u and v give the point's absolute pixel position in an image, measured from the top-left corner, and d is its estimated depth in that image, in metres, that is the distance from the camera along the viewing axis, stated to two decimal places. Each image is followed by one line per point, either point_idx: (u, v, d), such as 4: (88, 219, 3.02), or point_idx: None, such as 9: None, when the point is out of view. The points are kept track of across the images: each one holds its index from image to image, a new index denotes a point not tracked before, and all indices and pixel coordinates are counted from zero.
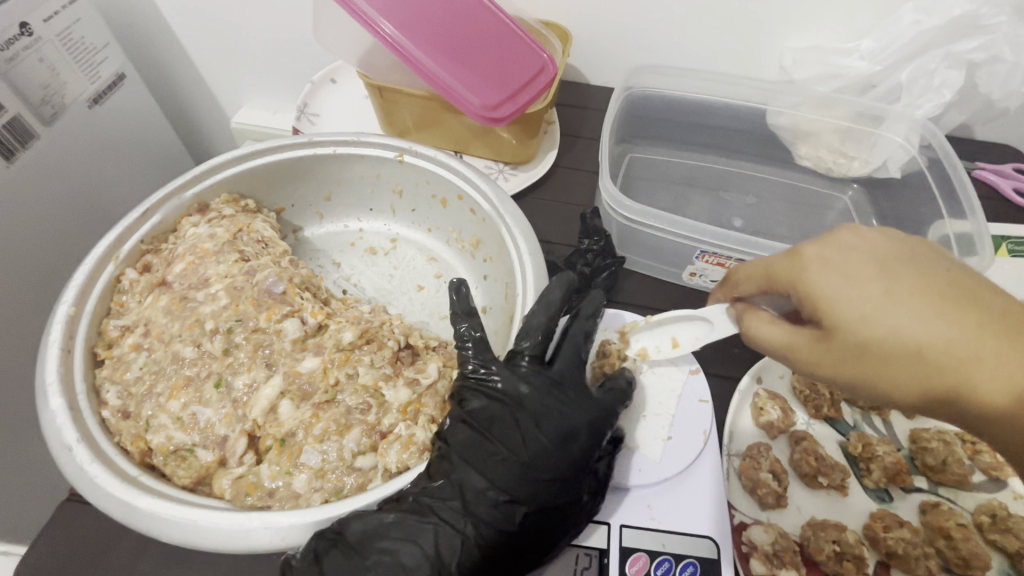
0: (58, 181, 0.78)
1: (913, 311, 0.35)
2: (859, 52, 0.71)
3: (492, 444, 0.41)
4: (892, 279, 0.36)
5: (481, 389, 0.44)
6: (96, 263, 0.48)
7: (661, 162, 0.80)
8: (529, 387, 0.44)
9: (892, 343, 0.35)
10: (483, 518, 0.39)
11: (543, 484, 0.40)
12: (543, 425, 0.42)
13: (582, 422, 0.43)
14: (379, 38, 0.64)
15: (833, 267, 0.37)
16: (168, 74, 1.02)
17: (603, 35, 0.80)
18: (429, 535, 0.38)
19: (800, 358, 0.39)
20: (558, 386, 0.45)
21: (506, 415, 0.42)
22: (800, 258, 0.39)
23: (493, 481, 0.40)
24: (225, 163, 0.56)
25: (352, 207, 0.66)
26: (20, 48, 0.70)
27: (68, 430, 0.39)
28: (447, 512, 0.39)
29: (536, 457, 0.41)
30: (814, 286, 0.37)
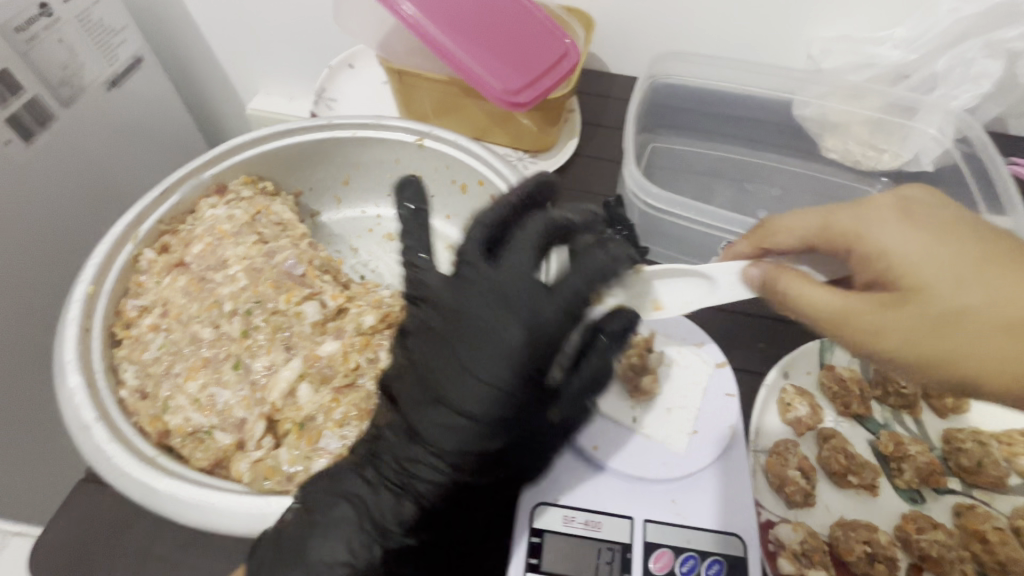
0: (73, 164, 0.77)
1: (1000, 276, 0.35)
2: (892, 40, 0.69)
3: (433, 388, 0.39)
4: (981, 250, 0.37)
5: (422, 324, 0.41)
6: (114, 242, 0.47)
7: (683, 152, 0.78)
8: (466, 304, 0.39)
9: (982, 313, 0.35)
10: (427, 478, 0.40)
11: (481, 426, 0.38)
12: (472, 350, 0.38)
13: (517, 339, 0.37)
14: (400, 19, 0.63)
15: (919, 226, 0.38)
16: (186, 60, 1.02)
17: (626, 21, 0.78)
18: (377, 493, 0.40)
19: (857, 319, 0.38)
20: (496, 297, 0.39)
21: (440, 347, 0.39)
22: (876, 215, 0.40)
23: (436, 436, 0.39)
24: (243, 145, 0.56)
25: (371, 192, 0.64)
26: (40, 29, 0.70)
27: (87, 408, 0.39)
28: (397, 471, 0.40)
29: (472, 397, 0.38)
30: (892, 244, 0.38)
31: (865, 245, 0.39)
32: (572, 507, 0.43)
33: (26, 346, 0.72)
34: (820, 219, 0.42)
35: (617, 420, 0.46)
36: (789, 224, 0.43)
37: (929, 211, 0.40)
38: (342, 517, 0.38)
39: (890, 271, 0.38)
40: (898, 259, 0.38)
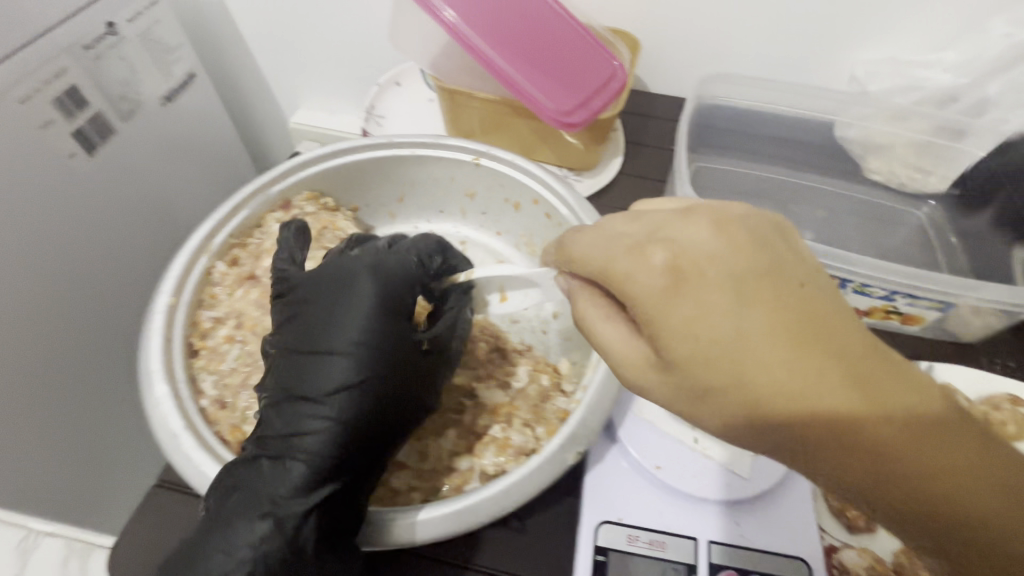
0: (129, 177, 0.80)
1: (766, 352, 0.28)
2: (942, 64, 0.69)
3: (303, 345, 0.41)
4: (748, 307, 0.28)
5: (289, 307, 0.44)
6: (190, 255, 0.49)
7: (727, 173, 0.79)
8: (325, 273, 0.44)
9: (741, 392, 0.28)
10: (312, 429, 0.38)
11: (349, 359, 0.40)
12: (314, 327, 0.42)
13: (366, 280, 0.43)
14: (440, 23, 0.64)
15: (683, 290, 0.29)
16: (234, 76, 1.05)
17: (670, 42, 0.79)
18: (263, 465, 0.38)
19: (638, 365, 0.33)
20: (345, 266, 0.44)
21: (308, 311, 0.43)
22: (646, 269, 0.30)
23: (319, 383, 0.39)
24: (308, 162, 0.57)
25: (424, 209, 0.66)
26: (105, 47, 0.72)
27: (174, 417, 0.40)
28: (277, 444, 0.39)
29: (342, 334, 0.41)
30: (652, 303, 0.30)
31: (629, 298, 0.31)
32: (636, 526, 0.43)
33: (81, 351, 0.75)
34: (604, 259, 0.33)
35: (680, 441, 0.47)
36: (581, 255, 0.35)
37: (709, 265, 0.29)
38: (234, 508, 0.37)
39: (649, 332, 0.31)
40: (663, 325, 0.30)
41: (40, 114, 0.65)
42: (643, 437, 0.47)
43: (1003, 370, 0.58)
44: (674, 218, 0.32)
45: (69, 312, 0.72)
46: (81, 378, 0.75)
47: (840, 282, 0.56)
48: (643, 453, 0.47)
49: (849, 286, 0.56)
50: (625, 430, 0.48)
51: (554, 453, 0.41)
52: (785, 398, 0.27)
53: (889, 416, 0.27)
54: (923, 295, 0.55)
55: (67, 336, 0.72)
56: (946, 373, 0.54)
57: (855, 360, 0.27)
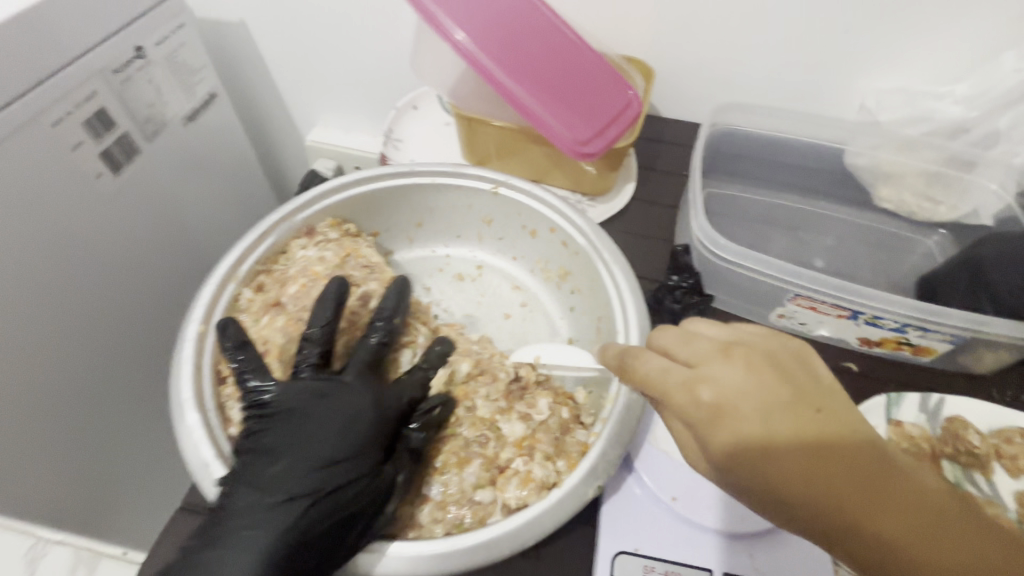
0: (151, 196, 0.81)
1: (807, 470, 0.29)
2: (953, 96, 0.71)
3: (285, 454, 0.44)
4: (796, 436, 0.30)
5: (272, 415, 0.46)
6: (219, 282, 0.50)
7: (738, 199, 0.80)
8: (317, 385, 0.48)
9: (801, 511, 0.30)
10: (287, 530, 0.41)
11: (340, 472, 0.44)
12: (311, 433, 0.45)
13: (365, 405, 0.48)
14: (450, 44, 0.66)
15: (734, 426, 0.30)
16: (253, 96, 1.08)
17: (684, 70, 0.81)
18: (227, 553, 0.39)
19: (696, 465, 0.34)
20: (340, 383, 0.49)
21: (295, 421, 0.46)
22: (695, 402, 0.32)
23: (301, 488, 0.43)
24: (331, 189, 0.59)
25: (442, 234, 0.67)
26: (133, 70, 0.74)
27: (205, 447, 0.42)
28: (237, 540, 0.40)
29: (329, 450, 0.45)
30: (705, 427, 0.31)
31: (684, 419, 0.32)
32: (652, 557, 0.44)
33: (103, 369, 0.76)
34: (658, 378, 0.34)
35: (695, 472, 0.48)
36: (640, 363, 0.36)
37: (752, 402, 0.30)
38: None
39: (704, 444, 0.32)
40: (715, 441, 0.31)
41: (71, 137, 0.67)
42: (659, 468, 0.48)
43: (1015, 404, 0.58)
44: (714, 351, 0.33)
45: (93, 331, 0.73)
46: (105, 394, 0.77)
47: (853, 314, 0.57)
48: (658, 484, 0.47)
49: (861, 318, 0.57)
50: (641, 461, 0.49)
51: (574, 486, 0.42)
52: (825, 508, 0.29)
53: (912, 526, 0.29)
54: (936, 328, 0.55)
55: (92, 353, 0.73)
56: (957, 406, 0.55)
57: (885, 476, 0.29)
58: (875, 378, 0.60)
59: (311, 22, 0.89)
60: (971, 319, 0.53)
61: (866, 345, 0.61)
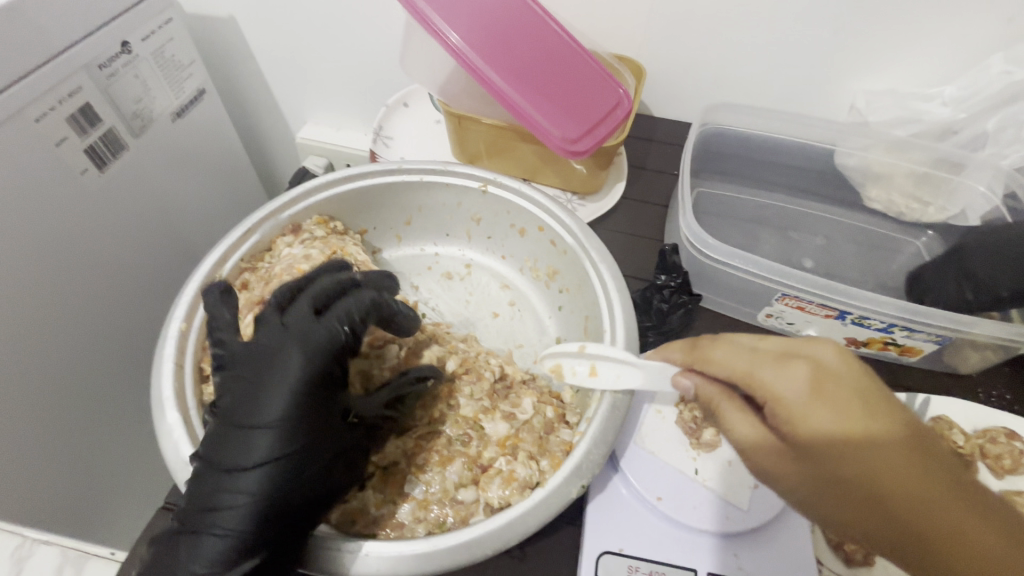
0: (139, 193, 0.81)
1: (875, 441, 0.34)
2: (942, 98, 0.72)
3: (224, 424, 0.40)
4: (874, 416, 0.35)
5: (221, 381, 0.43)
6: (203, 279, 0.50)
7: (729, 199, 0.80)
8: (258, 341, 0.43)
9: (868, 485, 0.34)
10: (228, 507, 0.38)
11: (276, 434, 0.39)
12: (259, 390, 0.41)
13: (293, 358, 0.42)
14: (445, 47, 0.65)
15: (825, 399, 0.35)
16: (243, 92, 1.07)
17: (675, 69, 0.81)
18: (200, 534, 0.38)
19: (764, 455, 0.38)
20: (275, 333, 0.43)
21: (235, 386, 0.42)
22: (793, 379, 0.36)
23: (237, 459, 0.39)
24: (317, 187, 0.59)
25: (430, 231, 0.67)
26: (119, 65, 0.73)
27: (185, 446, 0.41)
28: (199, 518, 0.38)
29: (262, 414, 0.40)
30: (796, 401, 0.36)
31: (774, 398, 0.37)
32: (637, 557, 0.44)
33: (89, 367, 0.75)
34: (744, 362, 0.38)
35: (680, 471, 0.48)
36: (724, 352, 0.40)
37: (844, 381, 0.36)
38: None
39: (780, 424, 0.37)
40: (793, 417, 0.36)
41: (56, 132, 0.66)
42: (645, 468, 0.48)
43: (1001, 403, 0.58)
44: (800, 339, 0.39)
45: (78, 328, 0.72)
46: (92, 393, 0.76)
47: (839, 314, 0.57)
48: (643, 484, 0.47)
49: (848, 318, 0.57)
50: (627, 460, 0.49)
51: (557, 486, 0.42)
52: (881, 479, 0.34)
53: (959, 507, 0.34)
54: (921, 329, 0.55)
55: (77, 351, 0.73)
56: (942, 405, 0.55)
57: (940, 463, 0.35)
58: None
59: (301, 18, 0.89)
60: (956, 320, 0.54)
61: (853, 345, 0.61)
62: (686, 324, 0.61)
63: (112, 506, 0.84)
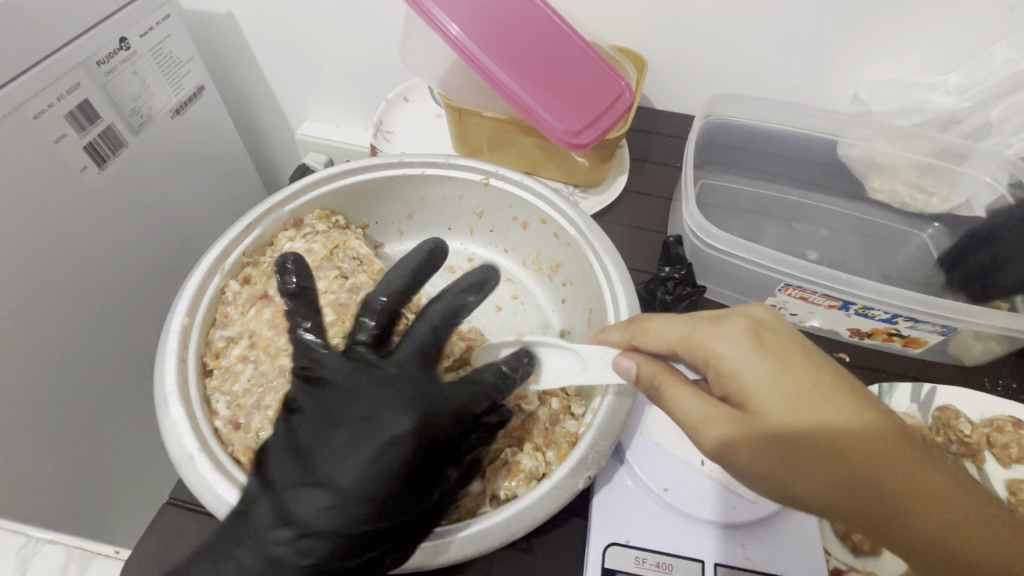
0: (139, 190, 0.80)
1: (846, 416, 0.36)
2: (945, 86, 0.71)
3: (302, 472, 0.38)
4: (816, 373, 0.37)
5: (312, 393, 0.42)
6: (205, 274, 0.50)
7: (731, 190, 0.79)
8: (366, 383, 0.41)
9: (833, 447, 0.35)
10: (313, 511, 0.36)
11: (369, 448, 0.38)
12: (365, 406, 0.40)
13: (407, 424, 0.39)
14: (446, 39, 0.65)
15: (760, 353, 0.37)
16: (243, 89, 1.06)
17: (677, 61, 0.80)
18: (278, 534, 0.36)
19: (716, 431, 0.38)
20: (390, 382, 0.41)
21: (329, 405, 0.41)
22: (728, 337, 0.38)
23: (297, 511, 0.36)
24: (319, 181, 0.58)
25: (432, 225, 0.67)
26: (118, 61, 0.73)
27: (190, 440, 0.40)
28: (264, 519, 0.37)
29: (352, 454, 0.38)
30: (740, 363, 0.37)
31: (719, 361, 0.38)
32: (644, 548, 0.44)
33: (92, 365, 0.75)
34: (684, 331, 0.40)
35: (687, 462, 0.48)
36: (660, 325, 0.42)
37: (772, 337, 0.38)
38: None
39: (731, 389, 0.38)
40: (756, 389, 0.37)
41: (55, 129, 0.65)
42: (651, 459, 0.48)
43: (1007, 393, 0.58)
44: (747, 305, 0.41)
45: (80, 325, 0.72)
46: (95, 390, 0.76)
47: (843, 305, 0.57)
48: (650, 475, 0.47)
49: (852, 308, 0.57)
50: (633, 451, 0.49)
51: (564, 477, 0.42)
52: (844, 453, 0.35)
53: (910, 462, 0.36)
54: (925, 320, 0.55)
55: (79, 348, 0.72)
56: (948, 395, 0.55)
57: (897, 427, 0.37)
58: (868, 370, 0.60)
59: (300, 14, 0.88)
60: (963, 312, 0.53)
61: (857, 336, 0.61)
62: None
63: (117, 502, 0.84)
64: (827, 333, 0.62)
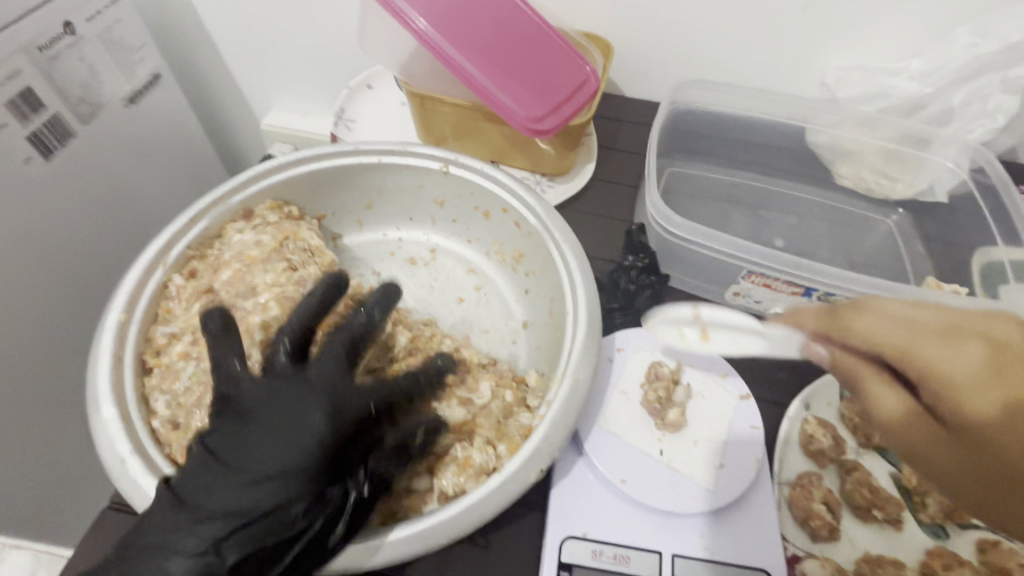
0: (93, 182, 0.77)
1: None
2: (909, 71, 0.70)
3: (207, 477, 0.38)
4: None
5: (219, 409, 0.41)
6: (145, 268, 0.48)
7: (698, 178, 0.78)
8: (276, 380, 0.42)
9: None
10: (221, 516, 0.37)
11: (285, 453, 0.39)
12: (276, 420, 0.40)
13: (318, 412, 0.40)
14: (412, 32, 0.63)
15: (1007, 383, 0.33)
16: (203, 77, 1.03)
17: (644, 47, 0.79)
18: (178, 539, 0.36)
19: (922, 450, 0.36)
20: (299, 377, 0.43)
21: (235, 424, 0.40)
22: (966, 359, 0.33)
23: (211, 505, 0.37)
24: (270, 170, 0.56)
25: (392, 215, 0.65)
26: (62, 47, 0.69)
27: (122, 442, 0.39)
28: (166, 528, 0.36)
29: (261, 463, 0.38)
30: (976, 389, 0.33)
31: (943, 381, 0.34)
32: (601, 541, 0.43)
33: (51, 368, 0.71)
34: (900, 338, 0.36)
35: (645, 453, 0.47)
36: (868, 326, 0.38)
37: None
38: None
39: (946, 413, 0.34)
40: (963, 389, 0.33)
41: None
42: (609, 451, 0.47)
43: None
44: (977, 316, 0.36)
45: (35, 324, 0.69)
46: (54, 394, 0.72)
47: (806, 291, 0.57)
48: (607, 467, 0.46)
49: (814, 295, 0.57)
50: (591, 443, 0.48)
51: (515, 471, 0.41)
52: None
53: None
54: None
55: (36, 349, 0.69)
56: None
57: None
58: None
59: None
60: (924, 298, 0.53)
61: None
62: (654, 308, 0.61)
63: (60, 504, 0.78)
64: None
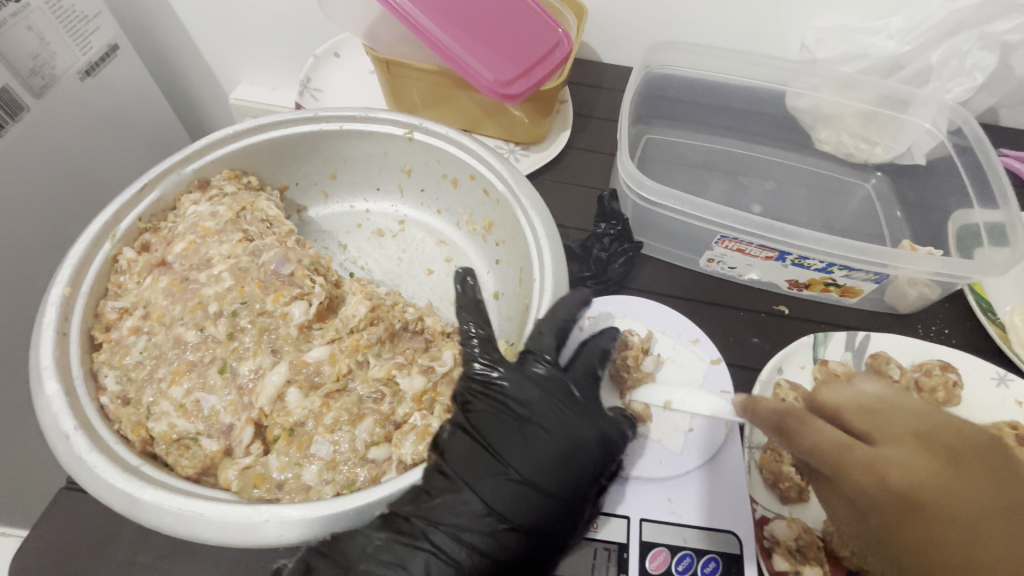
0: (53, 160, 0.74)
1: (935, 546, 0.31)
2: (887, 30, 0.68)
3: (489, 464, 0.40)
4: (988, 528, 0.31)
5: (484, 399, 0.42)
6: (91, 241, 0.47)
7: (677, 145, 0.77)
8: (539, 398, 0.42)
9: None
10: (504, 507, 0.39)
11: (553, 461, 0.40)
12: (549, 429, 0.41)
13: (592, 438, 0.41)
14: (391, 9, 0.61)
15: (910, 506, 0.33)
16: (165, 50, 0.98)
17: (620, 9, 0.76)
18: (458, 518, 0.39)
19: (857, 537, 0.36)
20: (566, 391, 0.43)
21: (501, 416, 0.41)
22: (903, 452, 0.35)
23: (494, 503, 0.39)
24: (225, 138, 0.54)
25: (359, 185, 0.63)
26: (7, 14, 0.65)
27: (66, 418, 0.38)
28: (447, 508, 0.39)
29: (535, 466, 0.40)
30: (897, 463, 0.34)
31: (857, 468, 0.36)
32: None
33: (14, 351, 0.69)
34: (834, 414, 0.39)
35: None
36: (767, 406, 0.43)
37: (896, 469, 0.34)
38: (415, 550, 0.37)
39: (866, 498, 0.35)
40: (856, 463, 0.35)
41: None
42: None
43: (940, 338, 0.58)
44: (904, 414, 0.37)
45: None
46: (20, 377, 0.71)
47: (780, 255, 0.56)
48: None
49: (788, 259, 0.56)
50: None
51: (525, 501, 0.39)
52: None
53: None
54: (859, 267, 0.54)
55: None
56: (880, 341, 0.56)
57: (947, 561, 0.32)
58: (807, 322, 0.59)
59: None
60: (899, 259, 0.51)
61: (795, 287, 0.60)
62: (627, 276, 0.60)
63: (29, 487, 0.77)
64: (766, 286, 0.61)
